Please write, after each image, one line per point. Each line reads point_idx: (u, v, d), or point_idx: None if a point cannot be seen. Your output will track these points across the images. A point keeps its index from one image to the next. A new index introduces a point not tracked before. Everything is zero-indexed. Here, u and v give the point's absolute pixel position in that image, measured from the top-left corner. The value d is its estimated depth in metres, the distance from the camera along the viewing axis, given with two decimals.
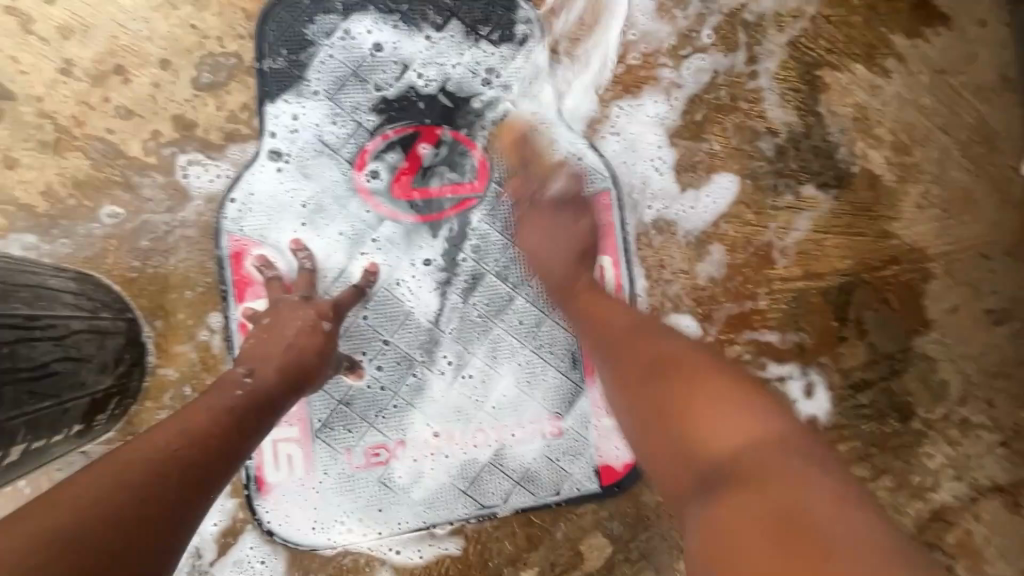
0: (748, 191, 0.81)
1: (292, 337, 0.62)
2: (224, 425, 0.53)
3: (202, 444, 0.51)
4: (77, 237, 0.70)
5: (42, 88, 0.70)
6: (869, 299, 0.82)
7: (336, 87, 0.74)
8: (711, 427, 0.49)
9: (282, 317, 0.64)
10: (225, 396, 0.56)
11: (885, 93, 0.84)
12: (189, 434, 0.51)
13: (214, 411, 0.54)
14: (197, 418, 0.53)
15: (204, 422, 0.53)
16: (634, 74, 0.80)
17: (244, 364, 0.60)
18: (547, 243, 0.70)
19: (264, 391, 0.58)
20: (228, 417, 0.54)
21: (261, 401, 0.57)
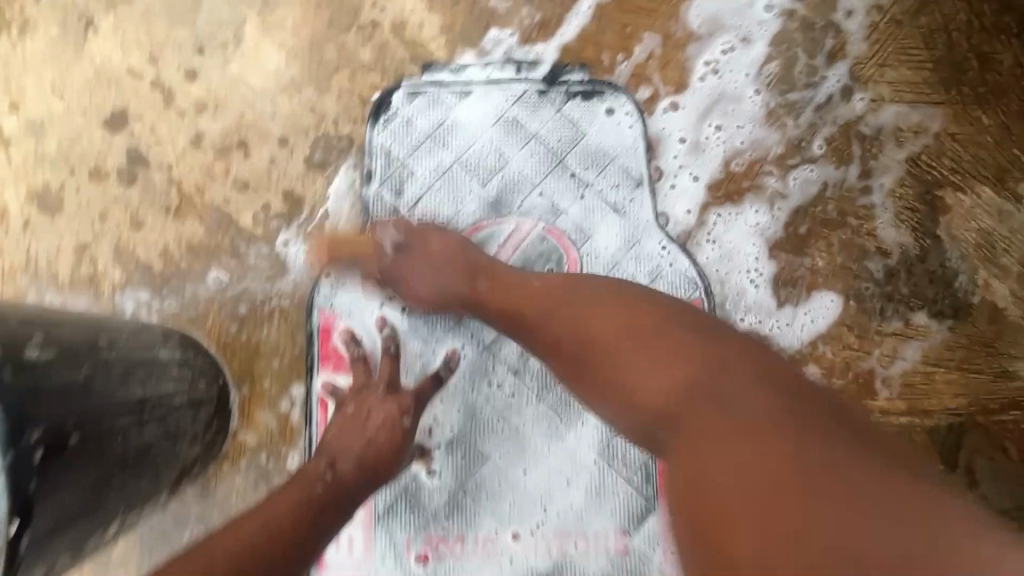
0: (851, 312, 0.76)
1: (373, 431, 0.63)
2: (296, 519, 0.55)
3: (270, 542, 0.52)
4: (184, 297, 0.74)
5: (174, 157, 0.76)
6: (984, 445, 0.75)
7: (438, 174, 0.76)
8: (625, 370, 0.50)
9: (366, 408, 0.66)
10: (303, 488, 0.57)
11: (1015, 219, 0.77)
12: (265, 528, 0.53)
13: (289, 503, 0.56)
14: (273, 510, 0.55)
15: (278, 512, 0.55)
16: (736, 181, 0.78)
17: (326, 455, 0.61)
18: (495, 188, 0.73)
19: (341, 486, 0.59)
20: (302, 511, 0.56)
21: (336, 495, 0.58)
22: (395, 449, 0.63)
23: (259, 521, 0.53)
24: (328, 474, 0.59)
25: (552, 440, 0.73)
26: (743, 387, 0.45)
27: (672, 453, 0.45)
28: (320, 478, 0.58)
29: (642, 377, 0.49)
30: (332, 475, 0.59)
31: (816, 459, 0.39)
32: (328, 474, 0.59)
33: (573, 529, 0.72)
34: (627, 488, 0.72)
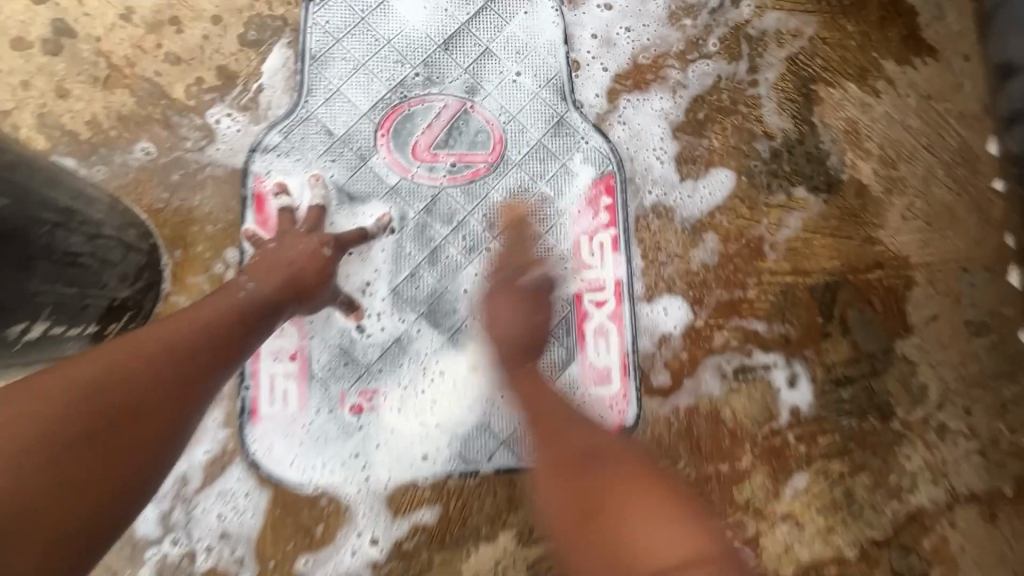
0: (743, 187, 0.86)
1: (296, 258, 0.67)
2: (223, 328, 0.55)
3: (217, 329, 0.54)
4: (113, 165, 0.75)
5: (102, 30, 0.77)
6: (854, 299, 0.86)
7: (370, 52, 0.81)
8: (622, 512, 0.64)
9: (294, 242, 0.69)
10: (234, 300, 0.58)
11: (875, 110, 0.90)
12: (213, 322, 0.54)
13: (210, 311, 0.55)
14: (194, 317, 0.54)
15: (203, 319, 0.54)
16: (643, 72, 0.87)
17: (249, 274, 0.63)
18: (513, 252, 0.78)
19: (266, 297, 0.61)
20: (232, 319, 0.57)
21: (260, 305, 0.60)
22: (319, 274, 0.67)
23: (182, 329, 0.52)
24: (250, 286, 0.61)
25: (481, 297, 0.80)
26: (615, 469, 0.66)
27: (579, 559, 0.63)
28: (243, 288, 0.60)
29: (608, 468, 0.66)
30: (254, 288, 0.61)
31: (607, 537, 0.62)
32: (252, 286, 0.61)
33: (499, 377, 0.79)
34: (551, 340, 0.80)
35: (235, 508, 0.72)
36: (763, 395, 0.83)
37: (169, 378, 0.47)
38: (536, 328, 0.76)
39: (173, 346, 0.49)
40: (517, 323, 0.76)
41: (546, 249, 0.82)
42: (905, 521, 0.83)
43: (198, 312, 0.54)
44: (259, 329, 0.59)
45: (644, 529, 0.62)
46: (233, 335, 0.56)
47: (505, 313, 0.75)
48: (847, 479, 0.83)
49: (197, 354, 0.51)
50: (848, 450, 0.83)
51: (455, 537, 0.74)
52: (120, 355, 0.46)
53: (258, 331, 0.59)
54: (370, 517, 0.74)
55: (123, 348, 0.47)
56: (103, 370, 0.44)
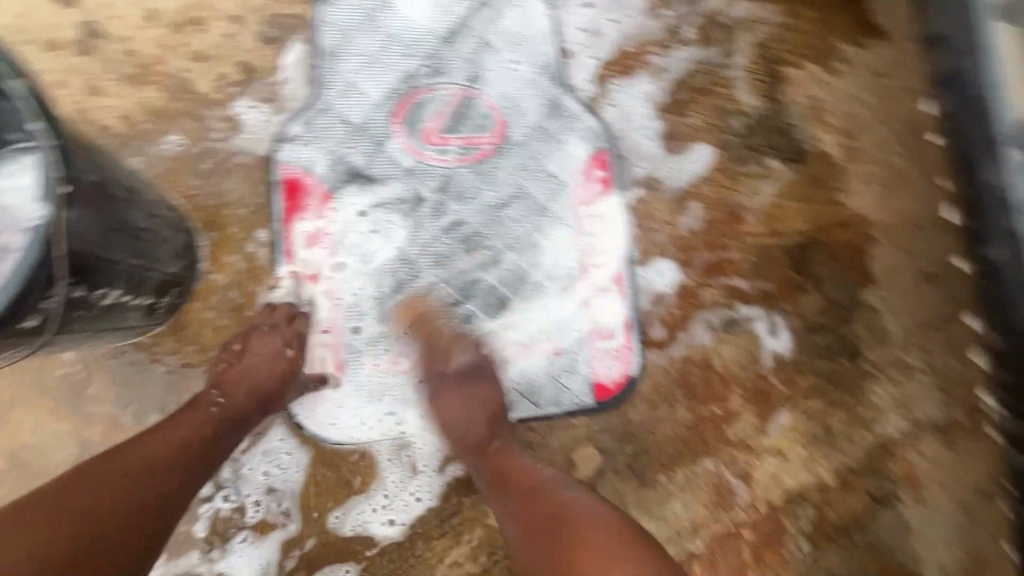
0: (721, 159, 0.96)
1: (261, 362, 0.75)
2: (191, 445, 0.65)
3: (241, 392, 0.73)
4: (148, 157, 0.81)
5: (129, 30, 0.82)
6: (823, 256, 0.97)
7: (379, 47, 0.88)
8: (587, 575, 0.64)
9: (252, 347, 0.76)
10: (203, 417, 0.69)
11: (834, 88, 1.01)
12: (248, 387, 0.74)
13: (183, 432, 0.66)
14: (194, 418, 0.68)
15: (164, 450, 0.63)
16: (628, 58, 0.95)
17: (219, 388, 0.73)
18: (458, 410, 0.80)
19: (238, 409, 0.72)
20: (201, 427, 0.68)
21: (232, 417, 0.71)
22: (281, 376, 0.76)
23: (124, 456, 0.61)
24: (222, 401, 0.71)
25: (496, 265, 0.88)
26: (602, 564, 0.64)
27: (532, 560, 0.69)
28: (215, 402, 0.71)
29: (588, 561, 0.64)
30: (226, 400, 0.72)
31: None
32: (222, 400, 0.71)
33: (516, 337, 0.88)
34: (561, 300, 0.89)
35: (280, 465, 0.80)
36: (748, 344, 0.92)
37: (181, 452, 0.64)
38: (484, 402, 0.81)
39: (154, 465, 0.61)
40: (467, 410, 0.80)
41: (552, 219, 0.90)
42: (875, 449, 0.93)
43: (151, 449, 0.62)
44: (229, 433, 0.70)
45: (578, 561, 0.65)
46: (252, 399, 0.73)
47: (456, 402, 0.80)
48: (825, 415, 0.93)
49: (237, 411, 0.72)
50: (824, 389, 0.93)
51: (482, 482, 0.83)
52: (88, 498, 0.56)
53: (226, 440, 0.69)
54: (402, 469, 0.82)
55: (121, 461, 0.60)
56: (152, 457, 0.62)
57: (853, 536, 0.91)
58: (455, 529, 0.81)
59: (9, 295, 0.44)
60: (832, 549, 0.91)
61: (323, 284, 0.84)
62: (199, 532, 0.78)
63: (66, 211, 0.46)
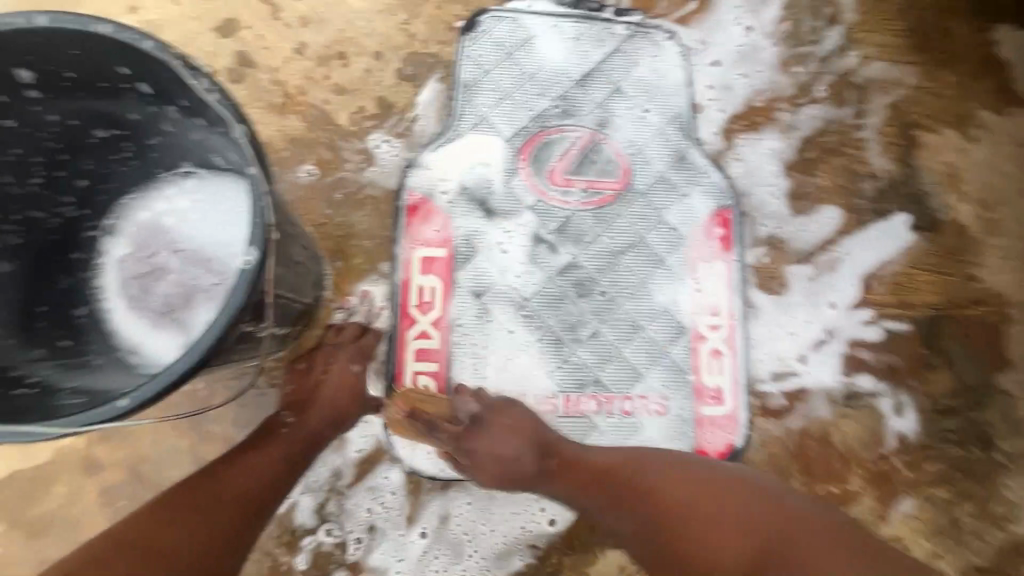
0: (850, 223, 0.92)
1: (337, 386, 0.72)
2: (271, 470, 0.63)
3: (323, 412, 0.70)
4: (285, 183, 0.83)
5: (278, 61, 0.85)
6: (956, 333, 0.90)
7: (514, 85, 0.88)
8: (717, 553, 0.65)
9: (326, 366, 0.74)
10: (280, 440, 0.66)
11: (973, 156, 0.96)
12: (333, 402, 0.71)
13: (258, 464, 0.63)
14: (276, 444, 0.66)
15: (245, 479, 0.62)
16: (757, 114, 0.93)
17: (291, 408, 0.70)
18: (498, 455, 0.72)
19: (309, 432, 0.68)
20: (277, 453, 0.65)
21: (309, 435, 0.68)
22: (353, 391, 0.72)
23: (203, 490, 0.59)
24: (294, 421, 0.68)
25: (607, 314, 0.85)
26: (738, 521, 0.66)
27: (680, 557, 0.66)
28: (288, 425, 0.68)
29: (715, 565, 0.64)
30: (297, 421, 0.69)
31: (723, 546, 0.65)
32: (293, 420, 0.68)
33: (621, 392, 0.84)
34: (671, 359, 0.85)
35: (385, 503, 0.78)
36: (871, 422, 0.87)
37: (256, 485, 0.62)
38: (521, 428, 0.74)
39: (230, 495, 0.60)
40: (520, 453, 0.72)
41: (666, 273, 0.87)
42: (1009, 550, 0.85)
43: (231, 478, 0.61)
44: (302, 459, 0.67)
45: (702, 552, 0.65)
46: (330, 417, 0.70)
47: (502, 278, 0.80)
48: (953, 506, 0.86)
49: (315, 431, 0.69)
50: (953, 479, 0.86)
51: (584, 543, 0.79)
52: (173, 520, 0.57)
53: (300, 464, 0.67)
54: (497, 517, 0.78)
55: (208, 484, 0.60)
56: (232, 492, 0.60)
57: None
58: None
59: (212, 338, 0.44)
60: None
61: (432, 313, 0.82)
62: (300, 564, 0.76)
63: (269, 256, 0.46)
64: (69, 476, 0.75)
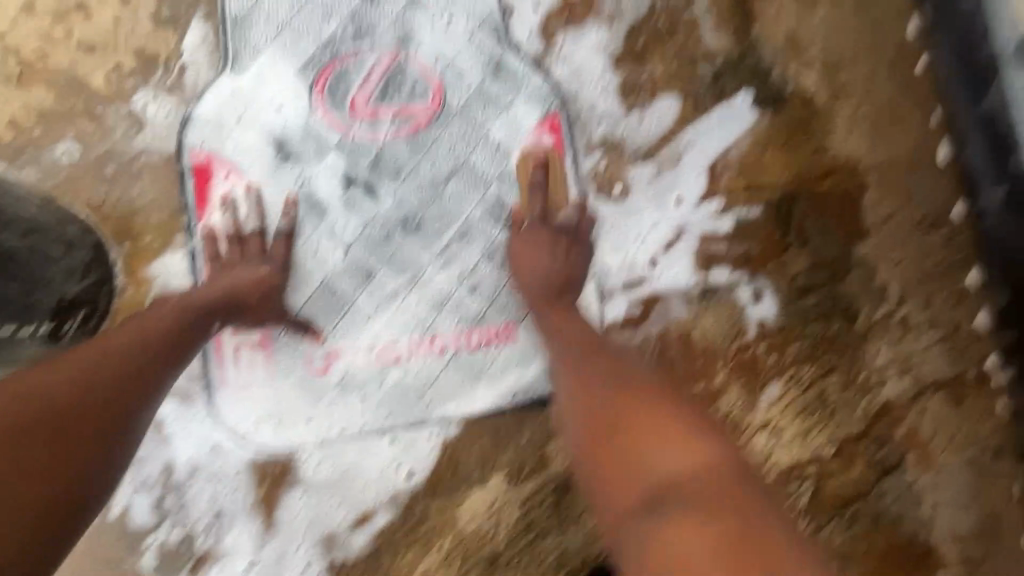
0: (690, 111, 0.86)
1: (242, 277, 0.69)
2: (168, 334, 0.60)
3: (226, 293, 0.67)
4: (43, 165, 0.72)
5: (6, 24, 0.73)
6: (810, 209, 0.87)
7: (293, 12, 0.78)
8: (661, 461, 0.62)
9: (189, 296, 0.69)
10: (168, 309, 0.62)
11: (813, 18, 0.90)
12: (227, 288, 0.67)
13: (152, 328, 0.59)
14: (167, 312, 0.62)
15: (136, 336, 0.58)
16: (576, 6, 0.85)
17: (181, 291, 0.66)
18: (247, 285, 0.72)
19: (193, 310, 0.63)
20: (169, 319, 0.61)
21: (201, 308, 0.64)
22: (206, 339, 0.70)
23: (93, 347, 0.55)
24: (177, 300, 0.63)
25: (438, 248, 0.80)
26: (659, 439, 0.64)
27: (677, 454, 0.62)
28: (171, 302, 0.63)
29: (672, 468, 0.61)
30: (186, 294, 0.65)
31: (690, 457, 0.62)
32: (184, 293, 0.65)
33: (465, 326, 0.79)
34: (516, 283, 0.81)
35: (225, 489, 0.73)
36: (731, 314, 0.84)
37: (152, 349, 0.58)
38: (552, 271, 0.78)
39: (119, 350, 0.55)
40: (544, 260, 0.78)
41: (497, 194, 0.81)
42: (877, 414, 0.86)
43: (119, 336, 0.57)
44: (194, 336, 0.62)
45: (649, 458, 0.63)
46: (229, 296, 0.67)
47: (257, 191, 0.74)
48: (820, 382, 0.86)
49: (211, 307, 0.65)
50: (818, 355, 0.86)
51: (447, 487, 0.76)
52: (77, 369, 0.53)
53: (197, 336, 0.63)
54: (352, 476, 0.75)
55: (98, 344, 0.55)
56: (118, 348, 0.56)
57: (856, 508, 0.85)
58: (423, 538, 0.75)
59: None
60: (834, 523, 0.84)
61: None
62: (147, 565, 0.72)
63: None
64: None
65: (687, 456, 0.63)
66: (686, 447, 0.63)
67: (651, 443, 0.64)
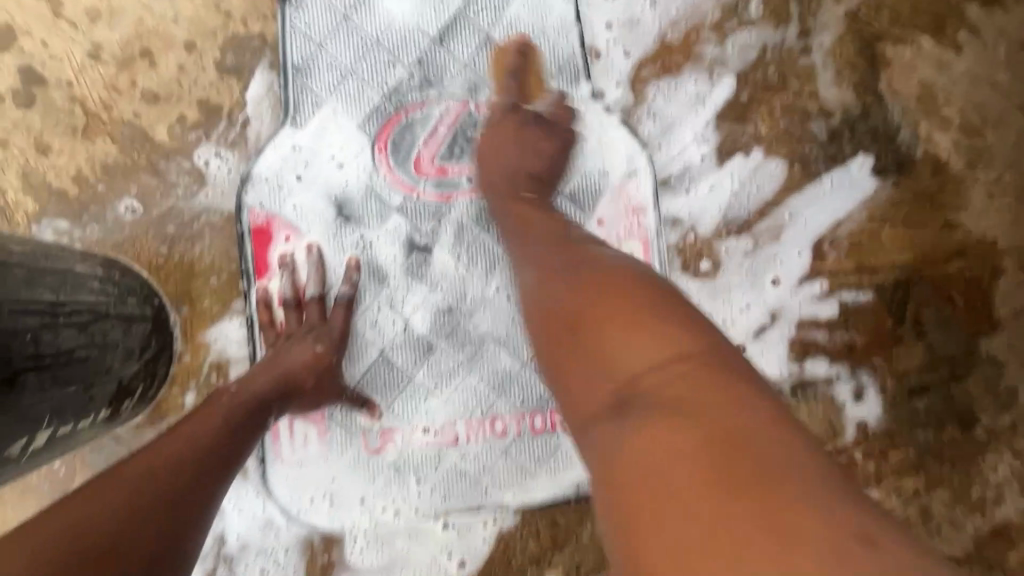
0: (796, 177, 0.75)
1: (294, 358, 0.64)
2: (218, 436, 0.55)
3: (280, 382, 0.62)
4: (106, 222, 0.70)
5: (72, 72, 0.70)
6: (930, 296, 0.76)
7: (359, 58, 0.72)
8: (616, 356, 0.41)
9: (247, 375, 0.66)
10: (220, 407, 0.57)
11: (955, 69, 0.76)
12: (281, 375, 0.63)
13: (201, 430, 0.54)
14: (217, 412, 0.57)
15: (185, 441, 0.52)
16: (673, 52, 0.75)
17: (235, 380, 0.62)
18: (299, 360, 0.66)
19: (251, 398, 0.60)
20: (221, 418, 0.56)
21: (254, 403, 0.59)
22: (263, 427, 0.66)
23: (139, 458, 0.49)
24: (234, 389, 0.59)
25: (504, 321, 0.73)
26: (635, 353, 0.40)
27: (655, 398, 0.38)
28: (229, 391, 0.59)
29: (626, 367, 0.40)
30: (240, 385, 0.61)
31: (691, 435, 0.35)
32: (236, 385, 0.60)
33: (528, 407, 0.73)
34: None
35: (276, 564, 0.71)
36: (826, 412, 0.75)
37: (204, 454, 0.52)
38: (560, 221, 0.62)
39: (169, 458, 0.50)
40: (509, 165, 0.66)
41: None
42: (990, 536, 0.75)
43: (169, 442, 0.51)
44: (252, 429, 0.58)
45: (725, 394, 0.37)
46: (283, 386, 0.62)
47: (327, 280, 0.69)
48: (924, 494, 0.75)
49: (265, 401, 0.60)
50: (925, 465, 0.75)
51: None
52: (121, 484, 0.46)
53: (249, 437, 0.57)
54: (403, 562, 0.72)
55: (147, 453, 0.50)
56: (168, 457, 0.50)
57: None
58: None
59: None
60: None
61: None
62: None
63: None
64: None
65: (645, 355, 0.40)
66: (651, 341, 0.40)
67: (615, 344, 0.41)
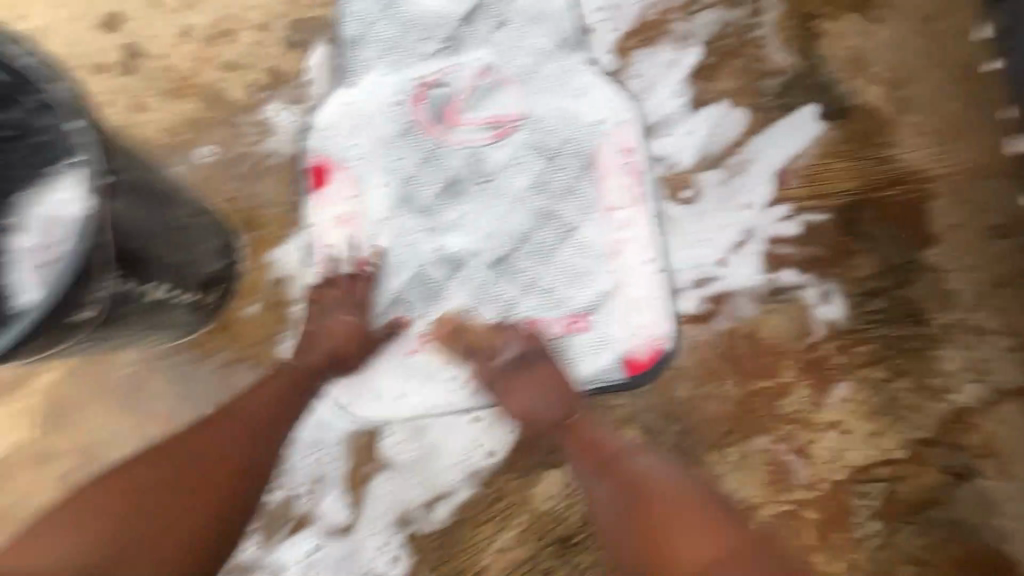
0: (757, 123, 0.92)
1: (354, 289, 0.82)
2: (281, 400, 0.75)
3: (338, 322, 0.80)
4: (190, 165, 0.85)
5: (166, 47, 0.87)
6: (876, 215, 0.90)
7: (399, 34, 0.89)
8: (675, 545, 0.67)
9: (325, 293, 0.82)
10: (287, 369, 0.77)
11: (878, 36, 0.94)
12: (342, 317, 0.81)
13: (257, 408, 0.73)
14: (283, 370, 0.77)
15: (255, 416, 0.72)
16: (650, 28, 0.93)
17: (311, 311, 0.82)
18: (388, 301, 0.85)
19: (306, 366, 0.77)
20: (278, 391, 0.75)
21: (323, 344, 0.79)
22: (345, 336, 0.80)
23: (206, 436, 0.69)
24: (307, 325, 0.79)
25: (523, 241, 0.87)
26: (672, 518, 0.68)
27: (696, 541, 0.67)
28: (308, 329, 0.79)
29: (677, 552, 0.66)
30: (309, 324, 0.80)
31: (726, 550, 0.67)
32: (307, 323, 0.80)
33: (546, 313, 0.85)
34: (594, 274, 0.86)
35: (330, 454, 0.83)
36: (798, 314, 0.87)
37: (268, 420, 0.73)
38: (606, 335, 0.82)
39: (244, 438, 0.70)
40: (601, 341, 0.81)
41: (575, 192, 0.88)
42: (952, 420, 0.86)
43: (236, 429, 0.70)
44: (299, 394, 0.76)
45: (664, 534, 0.68)
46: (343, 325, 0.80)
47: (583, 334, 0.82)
48: (889, 384, 0.87)
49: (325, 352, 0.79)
50: (887, 358, 0.87)
51: (524, 466, 0.82)
52: (210, 456, 0.68)
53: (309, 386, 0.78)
54: (439, 450, 0.82)
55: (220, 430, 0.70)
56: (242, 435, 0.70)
57: (931, 515, 0.84)
58: (501, 512, 0.81)
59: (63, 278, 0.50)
60: (906, 528, 0.84)
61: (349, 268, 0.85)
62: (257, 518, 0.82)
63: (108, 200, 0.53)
64: (29, 464, 0.83)
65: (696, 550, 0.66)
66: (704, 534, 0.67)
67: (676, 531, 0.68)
